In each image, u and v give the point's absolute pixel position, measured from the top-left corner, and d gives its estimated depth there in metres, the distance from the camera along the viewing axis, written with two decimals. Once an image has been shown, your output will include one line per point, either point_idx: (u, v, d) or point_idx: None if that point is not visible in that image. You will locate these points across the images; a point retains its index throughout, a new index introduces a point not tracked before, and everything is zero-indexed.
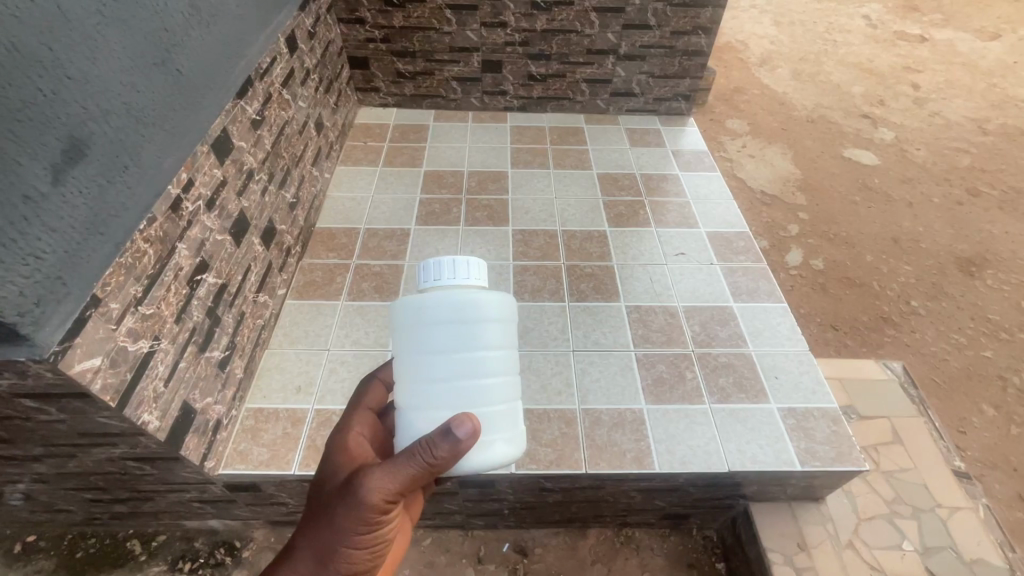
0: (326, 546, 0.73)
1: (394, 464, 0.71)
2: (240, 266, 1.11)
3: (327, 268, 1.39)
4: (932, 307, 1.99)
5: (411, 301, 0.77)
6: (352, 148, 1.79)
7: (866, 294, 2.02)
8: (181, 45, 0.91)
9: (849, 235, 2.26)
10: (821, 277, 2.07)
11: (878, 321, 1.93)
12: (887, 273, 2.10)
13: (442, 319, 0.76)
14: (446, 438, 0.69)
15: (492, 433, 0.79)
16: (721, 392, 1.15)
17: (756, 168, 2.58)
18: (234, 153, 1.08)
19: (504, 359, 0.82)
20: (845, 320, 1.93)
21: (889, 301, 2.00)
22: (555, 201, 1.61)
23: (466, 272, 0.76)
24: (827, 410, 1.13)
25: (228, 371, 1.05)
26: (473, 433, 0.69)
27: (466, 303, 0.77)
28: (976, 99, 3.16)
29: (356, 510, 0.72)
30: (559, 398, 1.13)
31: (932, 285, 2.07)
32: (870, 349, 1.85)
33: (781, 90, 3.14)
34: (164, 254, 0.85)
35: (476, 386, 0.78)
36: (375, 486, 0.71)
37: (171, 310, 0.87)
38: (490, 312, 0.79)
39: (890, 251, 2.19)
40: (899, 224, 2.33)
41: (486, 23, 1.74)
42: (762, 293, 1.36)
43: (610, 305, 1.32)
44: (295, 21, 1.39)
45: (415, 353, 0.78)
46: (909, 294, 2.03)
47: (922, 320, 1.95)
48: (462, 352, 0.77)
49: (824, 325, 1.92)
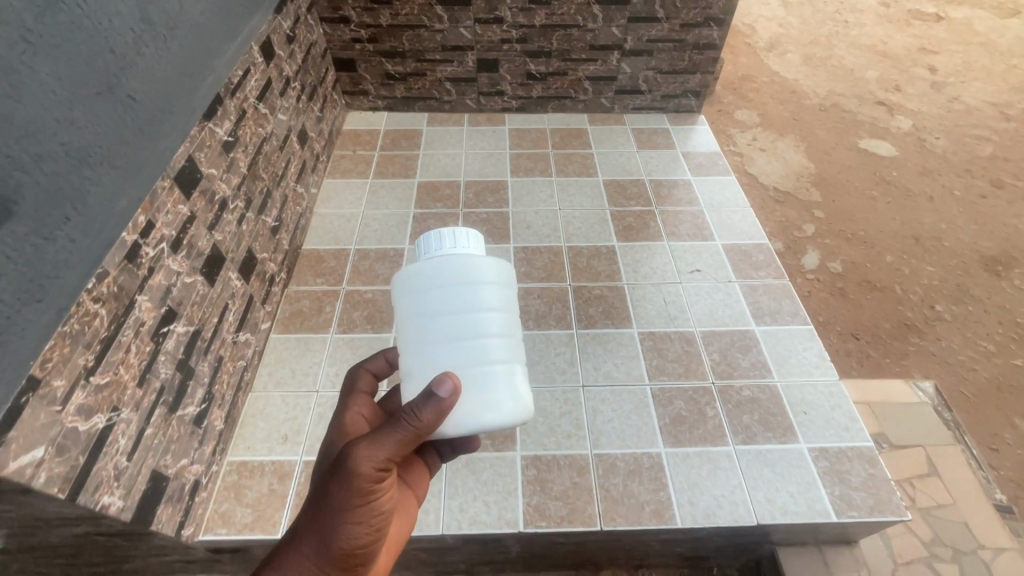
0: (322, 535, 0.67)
1: (376, 433, 0.65)
2: (216, 307, 1.00)
3: (315, 295, 1.29)
4: (957, 311, 1.89)
5: (408, 267, 0.75)
6: (340, 158, 1.67)
7: (888, 299, 1.91)
8: (133, 68, 0.80)
9: (868, 234, 2.15)
10: (840, 281, 1.96)
11: (901, 328, 1.83)
12: (909, 275, 1.99)
13: (438, 282, 0.73)
14: (429, 400, 0.63)
15: (495, 396, 0.73)
16: (746, 431, 1.06)
17: (768, 163, 2.45)
18: (203, 184, 0.97)
19: (507, 322, 0.77)
20: (867, 327, 1.82)
21: (912, 305, 1.90)
22: (558, 213, 1.50)
23: (462, 236, 0.74)
24: (863, 450, 1.03)
25: (206, 424, 0.96)
26: (453, 389, 0.63)
27: (461, 268, 0.74)
28: (995, 81, 3.01)
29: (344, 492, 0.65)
30: (568, 442, 1.04)
31: (957, 288, 1.96)
32: (894, 359, 1.75)
33: (792, 77, 2.99)
34: (121, 312, 0.75)
35: (475, 347, 0.74)
36: (360, 462, 0.64)
37: (133, 373, 0.77)
38: (487, 273, 0.75)
39: (911, 251, 2.07)
40: (920, 221, 2.21)
41: (481, 19, 1.60)
42: (785, 314, 1.26)
43: (621, 332, 1.22)
44: (271, 26, 1.27)
45: (412, 318, 0.75)
46: (934, 297, 1.93)
47: (947, 326, 1.84)
48: (459, 316, 0.74)
49: (845, 334, 1.82)
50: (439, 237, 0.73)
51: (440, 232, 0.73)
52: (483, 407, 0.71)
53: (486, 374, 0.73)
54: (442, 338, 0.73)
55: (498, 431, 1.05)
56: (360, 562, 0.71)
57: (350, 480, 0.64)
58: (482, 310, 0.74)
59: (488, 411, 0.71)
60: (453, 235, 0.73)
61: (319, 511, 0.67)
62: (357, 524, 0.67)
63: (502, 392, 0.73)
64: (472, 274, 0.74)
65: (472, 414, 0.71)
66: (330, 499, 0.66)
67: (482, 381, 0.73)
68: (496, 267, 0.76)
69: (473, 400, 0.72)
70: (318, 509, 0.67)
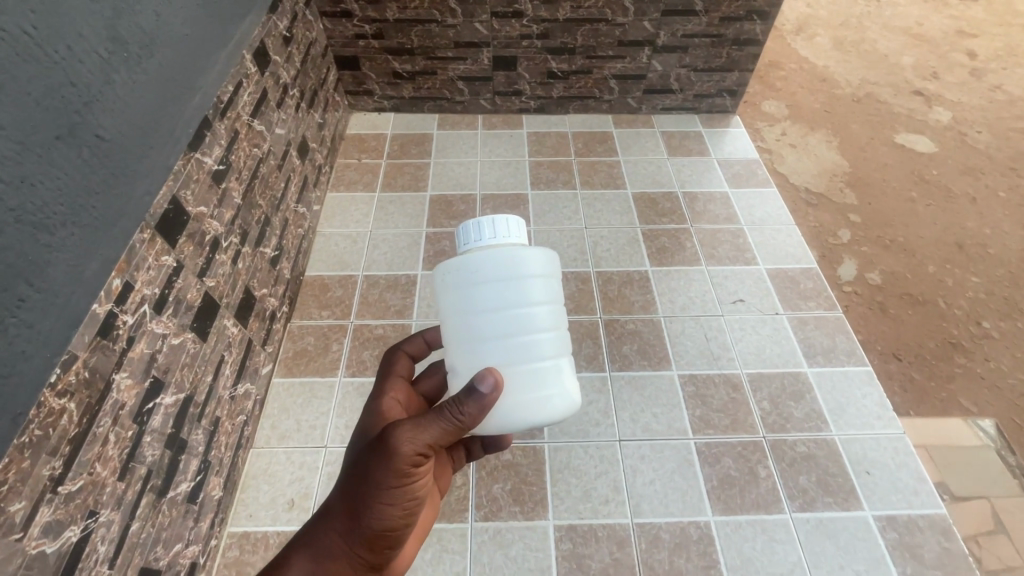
0: (354, 513, 0.65)
1: (419, 418, 0.63)
2: (210, 363, 0.88)
3: (320, 331, 1.18)
4: (1006, 328, 1.54)
5: (448, 261, 0.68)
6: (344, 167, 1.53)
7: (930, 314, 1.54)
8: (101, 99, 0.67)
9: (908, 241, 1.75)
10: (879, 295, 1.57)
11: (945, 348, 1.46)
12: (952, 287, 1.63)
13: (481, 278, 0.66)
14: (472, 394, 0.61)
15: (547, 390, 0.69)
16: (803, 495, 0.95)
17: (799, 161, 1.97)
18: (191, 226, 0.84)
19: (554, 309, 0.71)
20: (908, 345, 1.44)
21: (957, 322, 1.53)
22: (586, 232, 1.37)
23: (503, 226, 0.65)
24: (934, 519, 0.93)
25: (202, 497, 0.86)
26: (494, 385, 0.61)
27: (503, 260, 0.67)
28: None
29: (381, 474, 0.63)
30: (607, 509, 0.94)
31: (1007, 303, 1.60)
32: (938, 385, 1.36)
33: (823, 63, 2.44)
34: (95, 401, 0.63)
35: (525, 340, 0.69)
36: (400, 444, 0.62)
37: (112, 466, 0.66)
38: (533, 263, 0.68)
39: (956, 260, 1.69)
40: (962, 225, 1.82)
41: (498, 13, 1.44)
42: (840, 353, 1.14)
43: (659, 375, 1.10)
44: (264, 28, 1.11)
45: (455, 315, 0.69)
46: (980, 312, 1.57)
47: (996, 345, 1.49)
48: (507, 312, 0.67)
49: (885, 354, 1.43)
50: (478, 230, 0.65)
51: (479, 224, 0.65)
52: (536, 404, 0.68)
53: (536, 367, 0.69)
54: (490, 336, 0.68)
55: (528, 495, 0.95)
56: (386, 547, 0.68)
57: (388, 463, 0.62)
58: (529, 303, 0.68)
59: (541, 407, 0.68)
60: (493, 226, 0.65)
61: (353, 490, 0.65)
62: (388, 508, 0.65)
63: (553, 386, 0.70)
64: (516, 266, 0.67)
65: (526, 412, 0.67)
66: (365, 479, 0.64)
67: (533, 374, 0.69)
68: (537, 250, 0.69)
69: (525, 396, 0.68)
70: (352, 488, 0.66)
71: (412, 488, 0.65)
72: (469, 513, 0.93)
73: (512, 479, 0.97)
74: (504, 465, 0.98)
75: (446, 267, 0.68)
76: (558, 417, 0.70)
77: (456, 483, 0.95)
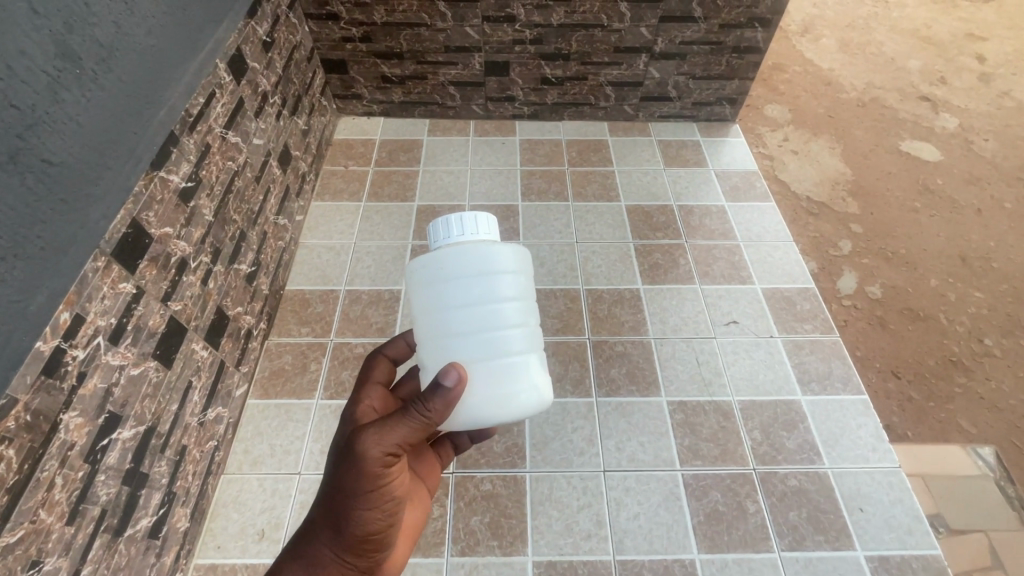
0: (336, 521, 0.63)
1: (385, 419, 0.59)
2: (176, 391, 0.85)
3: (299, 349, 1.14)
4: (1008, 345, 1.46)
5: (415, 259, 0.66)
6: (330, 175, 1.48)
7: (930, 330, 1.46)
8: (50, 121, 0.63)
9: (910, 252, 1.66)
10: (879, 310, 1.49)
11: (945, 365, 1.39)
12: (953, 302, 1.54)
13: (447, 273, 0.64)
14: (435, 390, 0.58)
15: (516, 386, 0.66)
16: (794, 534, 0.92)
17: (801, 170, 1.87)
18: (153, 248, 0.80)
19: (525, 303, 0.69)
20: (909, 362, 1.37)
21: (957, 339, 1.46)
22: (577, 247, 1.32)
23: (471, 222, 0.63)
24: (929, 560, 0.90)
25: (165, 531, 0.82)
26: (457, 380, 0.57)
27: (471, 255, 0.64)
28: None
29: (355, 481, 0.60)
30: (588, 544, 0.90)
31: (1009, 319, 1.52)
32: (937, 405, 1.30)
33: (828, 66, 2.34)
34: (38, 445, 0.60)
35: (493, 335, 0.66)
36: (369, 450, 0.59)
37: (58, 511, 0.63)
38: (501, 259, 0.65)
39: (958, 273, 1.60)
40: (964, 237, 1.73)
41: (490, 17, 1.39)
42: (837, 380, 1.10)
43: (648, 401, 1.06)
44: (241, 34, 1.06)
45: (423, 312, 0.67)
46: (981, 328, 1.49)
47: (997, 364, 1.41)
48: (474, 307, 0.65)
49: (884, 371, 1.36)
50: (447, 228, 0.62)
51: (448, 222, 0.63)
52: (503, 399, 0.64)
53: (506, 362, 0.66)
54: (457, 331, 0.65)
55: (507, 529, 0.92)
56: (375, 549, 0.66)
57: (358, 469, 0.59)
58: (496, 297, 0.65)
59: (510, 402, 0.64)
60: (461, 223, 0.62)
61: (329, 500, 0.62)
62: (368, 513, 0.62)
63: (524, 381, 0.66)
64: (483, 260, 0.64)
65: (493, 408, 0.64)
66: (340, 486, 0.61)
67: (503, 369, 0.66)
68: (506, 245, 0.67)
69: (494, 392, 0.64)
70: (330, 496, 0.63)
71: (388, 491, 0.62)
72: (445, 547, 0.89)
73: (491, 511, 0.93)
74: (483, 496, 0.95)
75: (415, 264, 0.66)
76: (529, 413, 0.66)
77: (433, 515, 0.92)
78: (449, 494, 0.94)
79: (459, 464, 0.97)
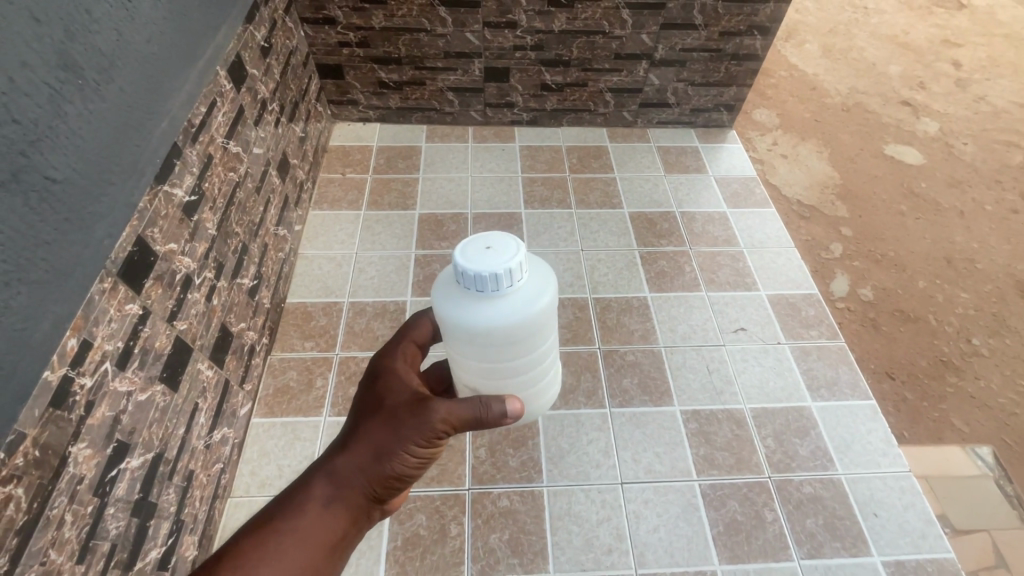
0: (377, 459, 0.62)
1: (460, 403, 0.61)
2: (182, 414, 0.81)
3: (303, 364, 1.11)
4: (997, 345, 1.40)
5: (454, 305, 0.59)
6: (328, 183, 1.45)
7: (920, 332, 1.40)
8: (53, 138, 0.59)
9: (899, 254, 1.59)
10: (873, 311, 1.43)
11: (937, 365, 1.34)
12: (941, 303, 1.47)
13: (495, 327, 0.59)
14: (500, 409, 0.61)
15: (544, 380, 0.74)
16: (811, 541, 0.92)
17: (791, 173, 1.79)
18: (159, 265, 0.76)
19: (555, 328, 0.68)
20: (902, 363, 1.32)
21: (946, 337, 1.40)
22: (582, 256, 1.31)
23: (517, 272, 0.55)
24: (944, 564, 0.92)
25: (173, 561, 0.79)
26: (520, 413, 0.62)
27: (516, 305, 0.58)
28: None
29: (416, 435, 0.61)
30: (609, 558, 0.90)
31: (997, 318, 1.46)
32: (931, 404, 1.26)
33: (812, 71, 2.24)
34: (47, 481, 0.56)
35: (527, 365, 0.69)
36: (442, 415, 0.61)
37: (69, 550, 0.60)
38: (541, 296, 0.60)
39: (943, 275, 1.53)
40: (950, 238, 1.65)
41: (491, 24, 1.37)
42: (844, 386, 1.12)
43: (661, 411, 1.06)
44: (240, 40, 1.03)
45: (465, 351, 0.64)
46: (969, 327, 1.43)
47: (986, 363, 1.36)
48: (516, 349, 0.64)
49: (878, 372, 1.31)
50: (496, 283, 0.55)
51: (496, 277, 0.54)
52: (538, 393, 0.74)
53: (532, 380, 0.73)
54: (498, 373, 0.67)
55: (527, 546, 0.90)
56: (394, 493, 0.67)
57: (426, 431, 0.61)
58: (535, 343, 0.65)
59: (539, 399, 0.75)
60: (510, 276, 0.55)
61: (380, 441, 0.62)
62: (410, 464, 0.63)
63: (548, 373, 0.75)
64: (528, 308, 0.59)
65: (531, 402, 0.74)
66: (399, 434, 0.62)
67: (530, 391, 0.73)
68: (543, 284, 0.60)
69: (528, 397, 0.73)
70: (378, 433, 0.63)
71: (432, 451, 0.65)
72: (465, 565, 0.88)
73: (509, 528, 0.92)
74: (501, 512, 0.93)
75: (451, 309, 0.59)
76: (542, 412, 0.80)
77: (451, 533, 0.90)
78: (466, 511, 0.93)
79: (475, 479, 0.96)
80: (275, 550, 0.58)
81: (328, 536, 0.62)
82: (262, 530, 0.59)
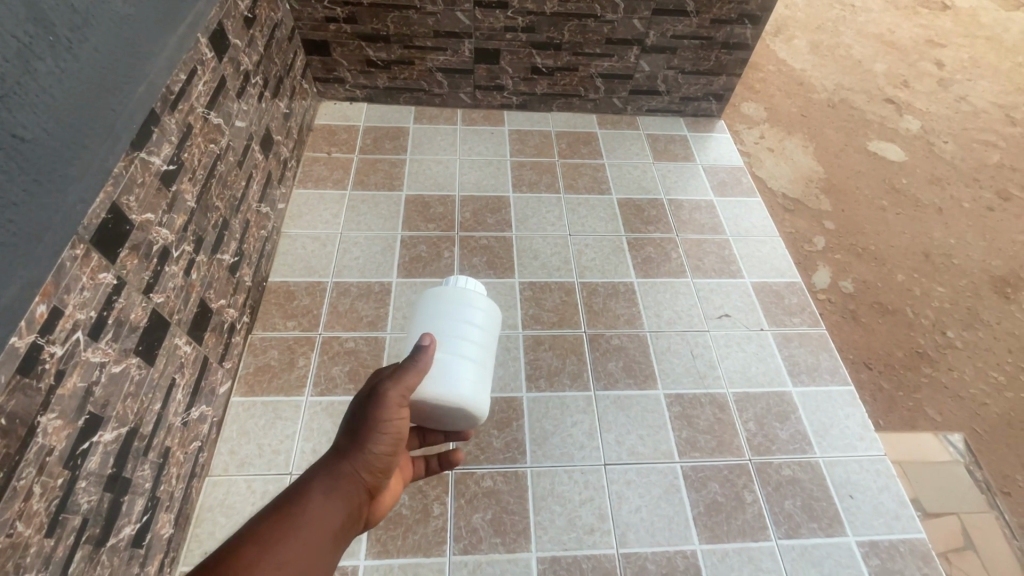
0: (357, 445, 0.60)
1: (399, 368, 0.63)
2: (158, 389, 0.79)
3: (285, 344, 1.09)
4: (971, 338, 1.43)
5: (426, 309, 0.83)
6: (312, 162, 1.42)
7: (896, 323, 1.43)
8: (20, 96, 0.56)
9: (879, 248, 1.61)
10: (853, 303, 1.45)
11: (913, 356, 1.37)
12: (919, 296, 1.50)
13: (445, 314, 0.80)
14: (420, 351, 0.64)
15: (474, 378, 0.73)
16: (789, 521, 0.94)
17: (777, 165, 1.80)
18: (135, 235, 0.74)
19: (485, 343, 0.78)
20: (879, 354, 1.35)
21: (921, 329, 1.43)
22: (569, 241, 1.31)
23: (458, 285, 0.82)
24: (915, 544, 0.94)
25: (148, 537, 0.78)
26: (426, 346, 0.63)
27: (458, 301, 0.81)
28: (1016, 75, 2.35)
29: (380, 407, 0.60)
30: (591, 539, 0.90)
31: (971, 311, 1.49)
32: (906, 394, 1.29)
33: (800, 66, 2.25)
34: (14, 451, 0.54)
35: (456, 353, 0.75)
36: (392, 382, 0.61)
37: (37, 523, 0.58)
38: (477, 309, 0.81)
39: (920, 269, 1.57)
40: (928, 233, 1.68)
41: (482, 3, 1.35)
42: (825, 372, 1.14)
43: (646, 395, 1.07)
44: (223, 9, 0.99)
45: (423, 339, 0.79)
46: (944, 320, 1.46)
47: (960, 355, 1.39)
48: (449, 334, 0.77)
49: (856, 362, 1.33)
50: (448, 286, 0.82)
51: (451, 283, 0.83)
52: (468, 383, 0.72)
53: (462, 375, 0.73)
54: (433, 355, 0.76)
55: (510, 526, 0.90)
56: (382, 486, 0.64)
57: (383, 402, 0.61)
58: (473, 335, 0.78)
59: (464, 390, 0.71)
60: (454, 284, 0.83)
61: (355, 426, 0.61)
62: (389, 443, 0.61)
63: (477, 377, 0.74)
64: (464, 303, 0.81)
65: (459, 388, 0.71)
66: (366, 412, 0.61)
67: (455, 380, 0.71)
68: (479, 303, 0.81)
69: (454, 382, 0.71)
70: (353, 422, 0.61)
71: (401, 427, 0.62)
72: (447, 545, 0.87)
73: (493, 508, 0.92)
74: (484, 492, 0.93)
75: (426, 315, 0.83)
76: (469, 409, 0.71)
77: (434, 513, 0.90)
78: (449, 491, 0.92)
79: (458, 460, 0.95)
80: (282, 541, 0.51)
81: (335, 528, 0.55)
82: (269, 523, 0.52)
